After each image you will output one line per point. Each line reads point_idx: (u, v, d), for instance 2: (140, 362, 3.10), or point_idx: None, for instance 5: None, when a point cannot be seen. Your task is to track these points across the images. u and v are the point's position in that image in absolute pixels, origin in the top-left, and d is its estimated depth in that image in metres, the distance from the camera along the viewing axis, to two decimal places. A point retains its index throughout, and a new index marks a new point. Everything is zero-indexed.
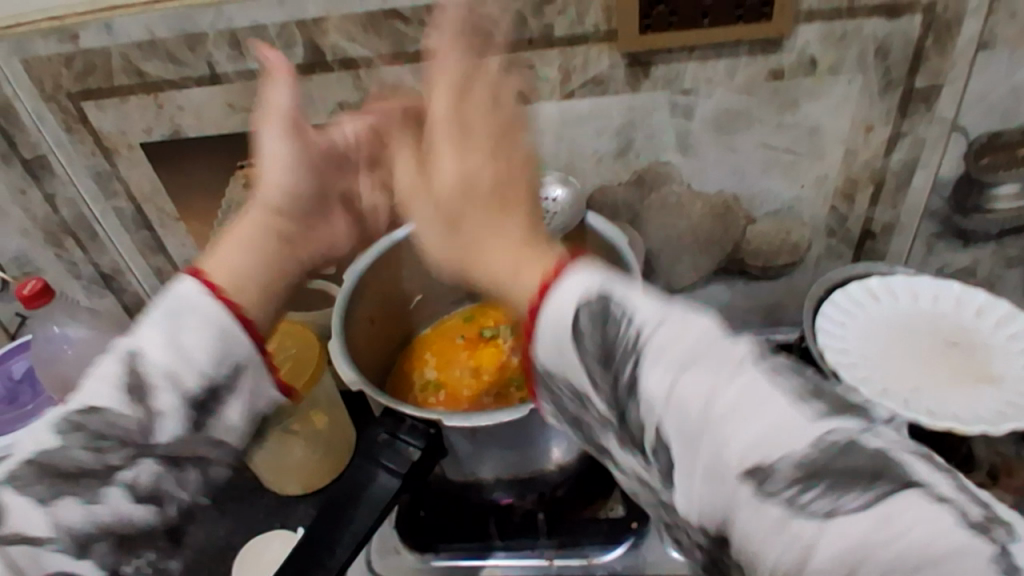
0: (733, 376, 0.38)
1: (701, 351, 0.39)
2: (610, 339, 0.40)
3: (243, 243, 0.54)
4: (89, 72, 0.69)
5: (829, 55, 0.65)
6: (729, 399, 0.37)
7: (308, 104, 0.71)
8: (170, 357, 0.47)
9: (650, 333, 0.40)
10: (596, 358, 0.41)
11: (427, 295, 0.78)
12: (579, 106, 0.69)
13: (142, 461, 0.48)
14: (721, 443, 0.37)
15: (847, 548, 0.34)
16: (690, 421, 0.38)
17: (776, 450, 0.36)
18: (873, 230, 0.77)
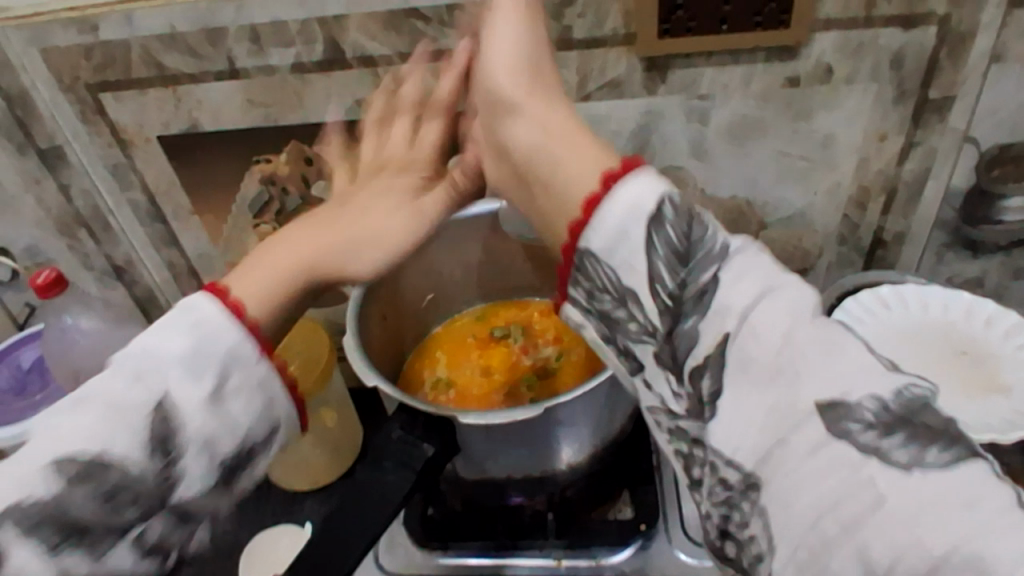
0: (811, 319, 0.38)
1: (775, 289, 0.39)
2: (687, 243, 0.41)
3: (273, 270, 0.55)
4: (108, 64, 0.70)
5: (845, 64, 0.66)
6: (807, 339, 0.37)
7: (327, 101, 0.72)
8: (205, 413, 0.46)
9: (730, 253, 0.41)
10: (668, 256, 0.41)
11: (439, 294, 0.79)
12: (595, 108, 0.70)
13: (152, 521, 0.46)
14: (796, 380, 0.36)
15: (920, 500, 0.32)
16: (756, 363, 0.37)
17: (855, 391, 0.35)
18: (883, 239, 0.78)
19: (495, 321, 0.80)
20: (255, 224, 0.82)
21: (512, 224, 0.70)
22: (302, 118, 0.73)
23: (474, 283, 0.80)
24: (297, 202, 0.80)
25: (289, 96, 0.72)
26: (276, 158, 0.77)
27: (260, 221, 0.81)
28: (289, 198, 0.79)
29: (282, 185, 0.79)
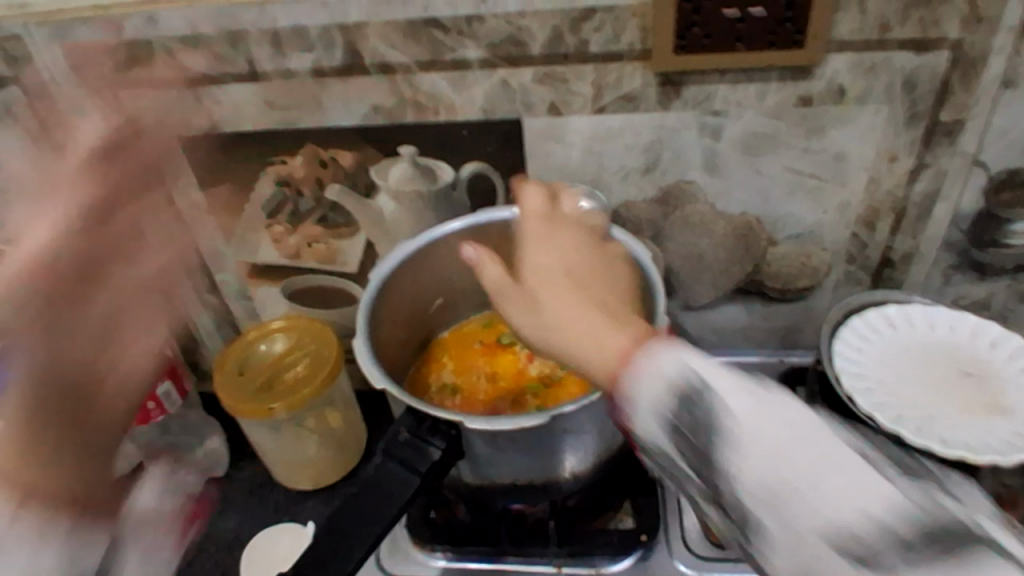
0: (811, 436, 0.40)
1: (783, 412, 0.40)
2: (696, 411, 0.41)
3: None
4: (130, 63, 0.71)
5: (858, 84, 0.66)
6: (814, 464, 0.39)
7: (344, 105, 0.72)
8: None
9: (731, 404, 0.40)
10: (685, 428, 0.41)
11: (448, 299, 0.79)
12: (610, 120, 0.71)
13: None
14: (804, 512, 0.39)
15: None
16: (768, 506, 0.39)
17: (856, 512, 0.38)
18: (892, 259, 0.78)
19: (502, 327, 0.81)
20: (268, 224, 0.82)
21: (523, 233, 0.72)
22: (320, 122, 0.74)
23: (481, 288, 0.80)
24: (311, 204, 0.80)
25: (307, 99, 0.72)
26: (293, 160, 0.77)
27: (273, 222, 0.82)
28: (302, 200, 0.80)
29: (297, 187, 0.79)
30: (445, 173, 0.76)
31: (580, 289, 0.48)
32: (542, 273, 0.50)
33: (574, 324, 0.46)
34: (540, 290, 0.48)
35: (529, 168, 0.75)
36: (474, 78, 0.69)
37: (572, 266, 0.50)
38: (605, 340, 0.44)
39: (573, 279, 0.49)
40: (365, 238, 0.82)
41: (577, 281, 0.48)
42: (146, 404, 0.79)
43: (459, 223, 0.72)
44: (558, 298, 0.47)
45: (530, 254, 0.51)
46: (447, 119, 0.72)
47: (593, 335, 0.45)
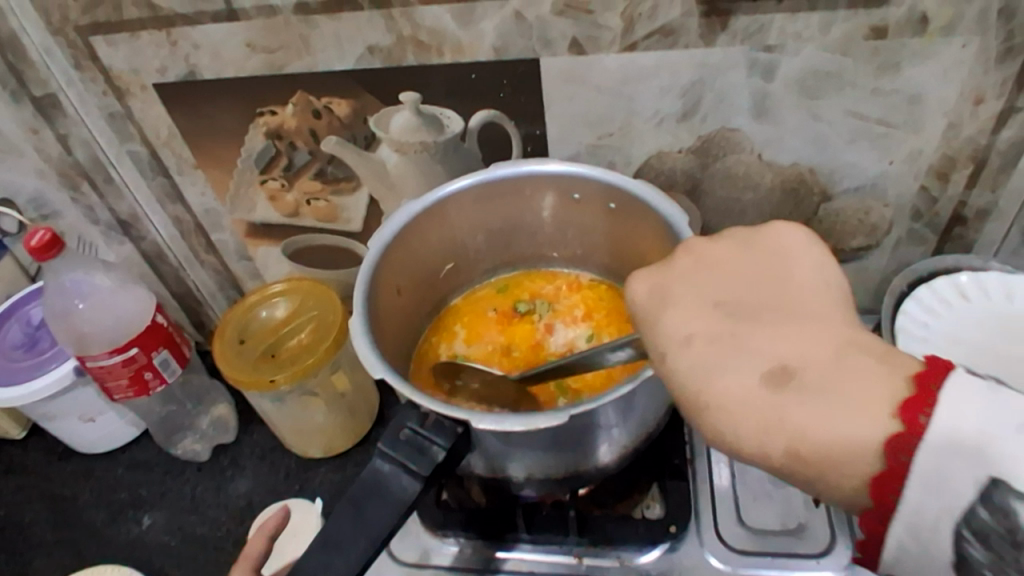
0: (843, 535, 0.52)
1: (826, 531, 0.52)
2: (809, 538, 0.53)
3: None
4: (97, 3, 0.62)
5: (946, 11, 0.55)
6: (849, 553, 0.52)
7: (336, 45, 0.63)
8: None
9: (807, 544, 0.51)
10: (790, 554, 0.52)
11: (460, 263, 0.72)
12: (642, 59, 0.60)
13: None
14: None
15: None
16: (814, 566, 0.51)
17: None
18: (964, 216, 0.68)
19: (522, 294, 0.74)
20: (261, 180, 0.75)
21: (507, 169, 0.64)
22: (310, 65, 0.65)
23: (495, 249, 0.73)
24: (307, 157, 0.72)
25: (295, 39, 0.63)
26: (283, 109, 0.69)
27: (267, 177, 0.74)
28: (297, 153, 0.72)
29: (289, 139, 0.71)
30: (453, 123, 0.67)
31: (729, 334, 0.38)
32: (680, 321, 0.40)
33: (740, 395, 0.36)
34: (787, 323, 0.38)
35: (548, 117, 0.66)
36: (483, 12, 0.59)
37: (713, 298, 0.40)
38: (851, 373, 0.35)
39: (668, 300, 0.41)
40: (368, 194, 0.74)
41: (737, 337, 0.38)
42: (144, 375, 0.74)
43: (469, 180, 0.64)
44: (814, 343, 0.37)
45: (638, 282, 0.43)
46: (453, 61, 0.63)
47: (845, 386, 0.34)
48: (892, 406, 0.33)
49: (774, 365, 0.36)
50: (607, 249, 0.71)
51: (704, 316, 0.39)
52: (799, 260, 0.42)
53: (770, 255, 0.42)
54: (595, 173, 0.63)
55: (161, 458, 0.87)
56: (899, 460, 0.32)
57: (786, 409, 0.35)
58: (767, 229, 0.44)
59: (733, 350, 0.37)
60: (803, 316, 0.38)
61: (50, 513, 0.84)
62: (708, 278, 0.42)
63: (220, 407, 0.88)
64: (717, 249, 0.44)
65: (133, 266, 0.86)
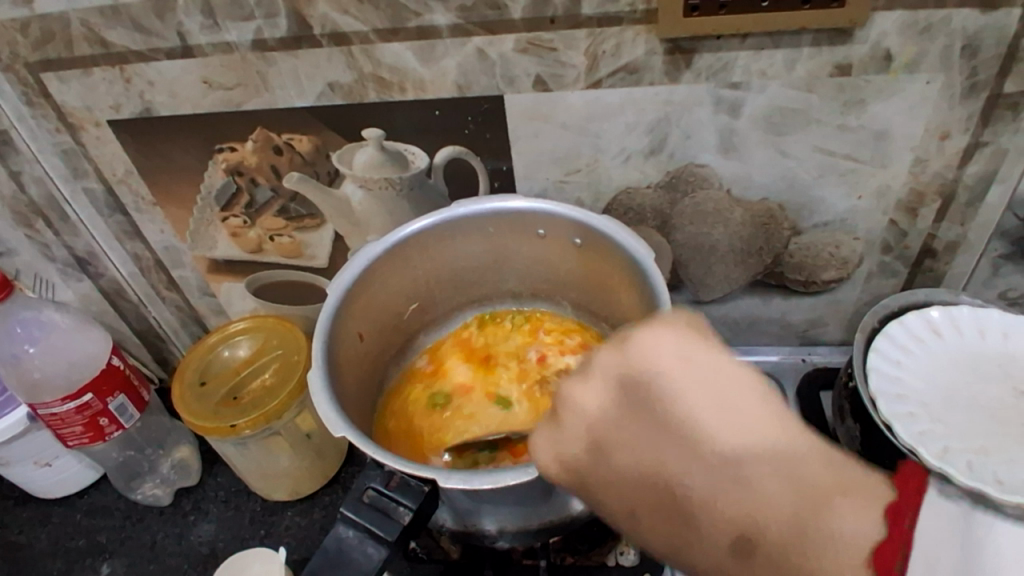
0: None
1: None
2: None
3: None
4: (48, 39, 0.60)
5: (909, 49, 0.54)
6: None
7: (296, 81, 0.61)
8: None
9: None
10: None
11: (424, 303, 0.71)
12: (607, 97, 0.60)
13: None
14: None
15: None
16: None
17: None
18: (934, 248, 0.68)
19: (492, 363, 0.71)
20: (222, 217, 0.73)
21: (467, 206, 0.63)
22: (269, 102, 0.63)
23: (458, 289, 0.72)
24: (268, 194, 0.70)
25: (252, 76, 0.61)
26: (243, 146, 0.67)
27: (228, 215, 0.72)
28: (258, 190, 0.70)
29: (250, 175, 0.69)
30: (418, 159, 0.66)
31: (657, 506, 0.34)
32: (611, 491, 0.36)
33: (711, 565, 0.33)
34: (712, 467, 0.32)
35: (514, 153, 0.65)
36: (445, 49, 0.58)
37: (619, 460, 0.35)
38: (822, 529, 0.30)
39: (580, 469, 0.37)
40: (333, 231, 0.73)
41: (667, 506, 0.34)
42: (98, 421, 0.73)
43: (428, 220, 0.63)
44: (760, 493, 0.31)
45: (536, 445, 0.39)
46: (417, 98, 0.61)
47: (821, 546, 0.29)
48: (862, 556, 0.29)
49: (731, 532, 0.32)
50: (575, 284, 0.70)
51: (624, 487, 0.35)
52: (684, 358, 0.35)
53: (653, 371, 0.35)
54: (559, 209, 0.61)
55: (121, 503, 0.84)
56: None
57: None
58: (629, 339, 0.36)
59: (672, 521, 0.34)
60: (729, 453, 0.32)
61: (3, 563, 0.80)
62: (603, 429, 0.36)
63: (183, 449, 0.85)
64: (596, 390, 0.37)
65: (93, 303, 0.83)
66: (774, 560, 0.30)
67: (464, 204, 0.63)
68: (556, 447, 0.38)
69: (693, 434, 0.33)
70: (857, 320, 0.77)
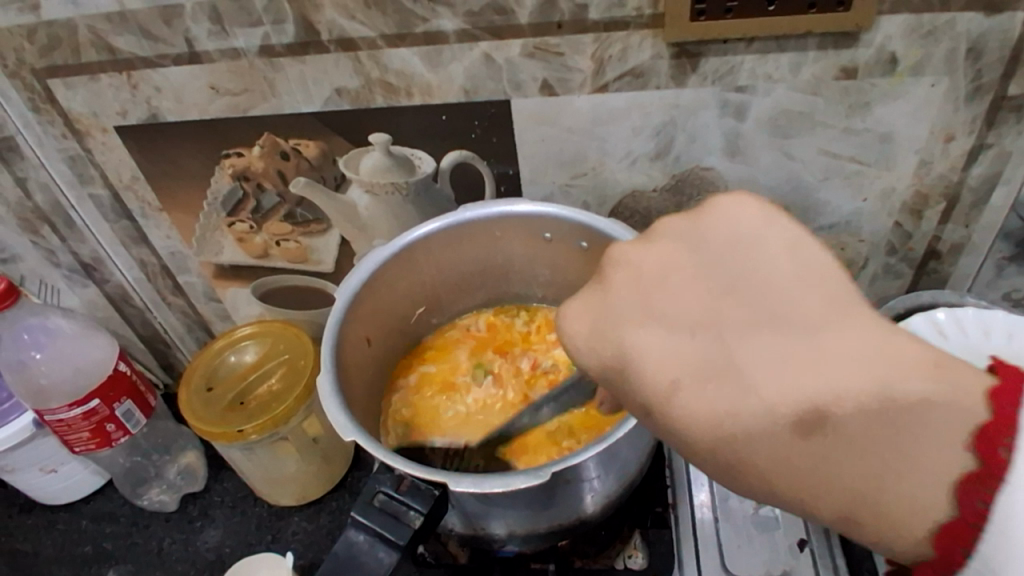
0: None
1: None
2: None
3: None
4: (54, 46, 0.60)
5: (913, 52, 0.55)
6: None
7: (303, 87, 0.61)
8: None
9: None
10: None
11: (430, 304, 0.71)
12: (613, 100, 0.60)
13: None
14: None
15: None
16: None
17: None
18: (939, 250, 0.68)
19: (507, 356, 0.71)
20: (229, 222, 0.73)
21: (475, 209, 0.63)
22: (275, 108, 0.63)
23: (465, 291, 0.72)
24: (275, 199, 0.71)
25: (259, 82, 0.61)
26: (249, 151, 0.67)
27: (234, 220, 0.73)
28: (265, 195, 0.70)
29: (256, 181, 0.70)
30: (425, 164, 0.66)
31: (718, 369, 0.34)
32: (663, 356, 0.36)
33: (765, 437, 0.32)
34: (794, 329, 0.33)
35: (520, 157, 0.65)
36: (452, 55, 0.58)
37: (682, 325, 0.36)
38: (900, 395, 0.31)
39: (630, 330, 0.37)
40: (339, 235, 0.73)
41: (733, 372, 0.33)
42: (105, 427, 0.73)
43: (435, 223, 0.63)
44: (846, 356, 0.32)
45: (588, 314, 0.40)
46: (423, 103, 0.62)
47: (902, 416, 0.31)
48: (961, 438, 0.31)
49: (803, 406, 0.32)
50: (580, 287, 0.70)
51: (682, 351, 0.35)
52: (766, 238, 0.37)
53: (735, 242, 0.37)
54: (565, 213, 0.62)
55: (127, 509, 0.83)
56: (974, 506, 0.30)
57: (833, 450, 0.31)
58: (710, 213, 0.39)
59: (734, 384, 0.33)
60: (812, 319, 0.33)
61: (9, 571, 0.80)
62: (673, 289, 0.37)
63: (189, 455, 0.85)
64: (666, 263, 0.38)
65: (98, 309, 0.83)
66: (858, 426, 0.31)
67: (469, 210, 0.63)
68: (612, 309, 0.39)
69: (775, 301, 0.34)
70: None
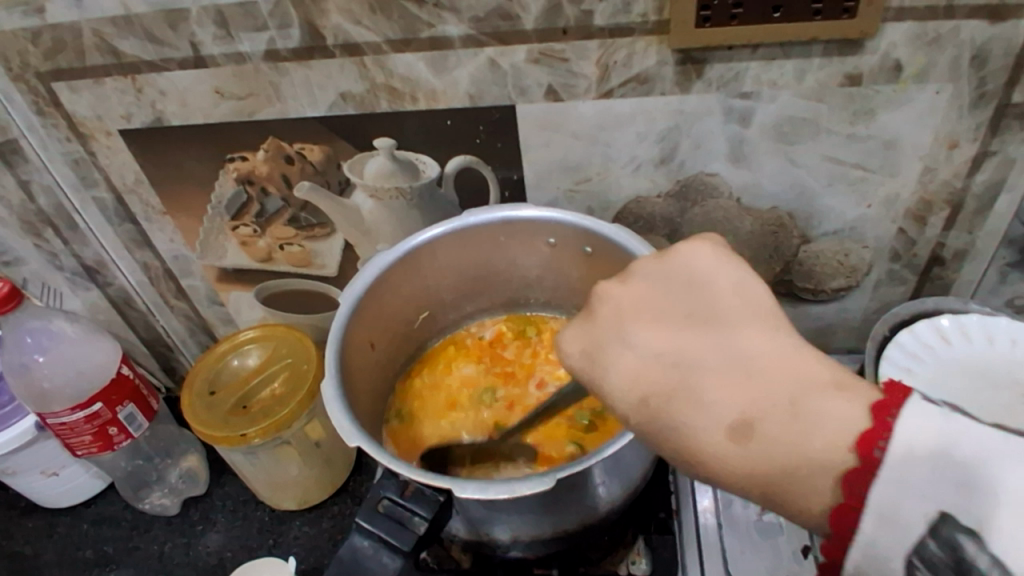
0: None
1: None
2: None
3: None
4: (59, 49, 0.60)
5: (918, 59, 0.55)
6: None
7: (308, 91, 0.61)
8: None
9: None
10: None
11: (434, 312, 0.71)
12: (618, 106, 0.60)
13: None
14: None
15: None
16: None
17: None
18: (943, 256, 0.68)
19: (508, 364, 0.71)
20: (232, 226, 0.73)
21: (480, 215, 0.63)
22: (281, 112, 0.63)
23: (467, 299, 0.72)
24: (279, 203, 0.71)
25: (264, 86, 0.61)
26: (254, 155, 0.68)
27: (238, 224, 0.73)
28: (269, 199, 0.71)
29: (261, 185, 0.70)
30: (429, 169, 0.66)
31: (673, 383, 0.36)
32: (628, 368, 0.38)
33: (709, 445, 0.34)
34: (737, 350, 0.36)
35: (525, 162, 0.65)
36: (458, 60, 0.58)
37: (651, 346, 0.38)
38: (813, 409, 0.33)
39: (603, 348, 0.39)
40: (343, 239, 0.73)
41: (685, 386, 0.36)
42: (108, 431, 0.73)
43: (440, 229, 0.63)
44: (773, 376, 0.34)
45: (567, 334, 0.42)
46: (428, 108, 0.62)
47: (811, 427, 0.32)
48: (846, 441, 0.31)
49: (738, 414, 0.34)
50: (583, 294, 0.70)
51: (643, 366, 0.37)
52: (724, 273, 0.40)
53: (696, 278, 0.40)
54: (569, 219, 0.62)
55: (128, 513, 0.83)
56: (855, 494, 0.31)
57: (759, 458, 0.33)
58: (678, 251, 0.42)
59: (685, 396, 0.36)
60: (748, 345, 0.36)
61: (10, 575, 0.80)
62: (643, 313, 0.40)
63: (191, 459, 0.85)
64: (634, 292, 0.41)
65: (100, 312, 0.83)
66: (784, 437, 0.33)
67: (474, 215, 0.63)
68: (588, 329, 0.41)
69: (725, 327, 0.37)
70: (865, 328, 0.77)
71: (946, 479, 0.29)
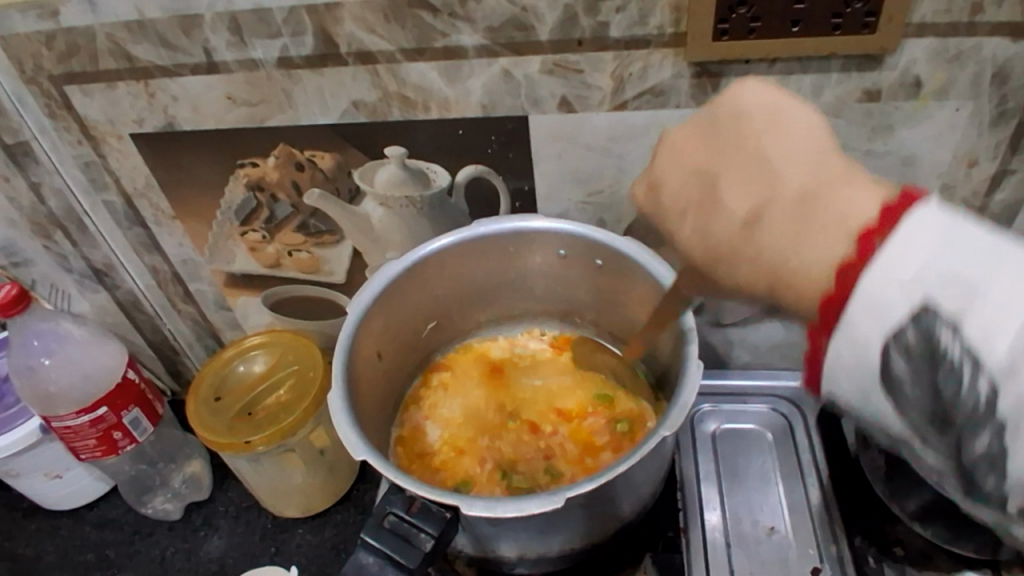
0: None
1: None
2: None
3: None
4: (73, 53, 0.60)
5: (938, 76, 0.54)
6: None
7: (321, 100, 0.61)
8: None
9: None
10: None
11: (442, 321, 0.70)
12: (633, 118, 0.59)
13: None
14: None
15: None
16: None
17: None
18: None
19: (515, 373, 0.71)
20: (242, 231, 0.73)
21: (491, 226, 0.62)
22: (292, 119, 0.63)
23: (477, 307, 0.72)
24: (288, 210, 0.70)
25: (276, 93, 0.61)
26: (264, 161, 0.67)
27: (247, 229, 0.72)
28: (278, 206, 0.70)
29: (271, 191, 0.69)
30: (440, 177, 0.66)
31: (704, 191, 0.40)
32: (669, 183, 0.42)
33: (726, 238, 0.38)
34: (767, 163, 0.38)
35: (536, 172, 0.65)
36: (471, 70, 0.58)
37: (692, 162, 0.41)
38: (816, 208, 0.35)
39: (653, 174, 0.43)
40: (351, 246, 0.73)
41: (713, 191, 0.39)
42: (112, 435, 0.72)
43: (448, 239, 0.62)
44: (793, 181, 0.36)
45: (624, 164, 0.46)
46: (440, 117, 0.61)
47: (811, 220, 0.35)
48: (852, 229, 0.34)
49: (755, 215, 0.37)
50: (591, 306, 0.70)
51: (682, 177, 0.41)
52: (772, 101, 0.39)
53: (743, 104, 0.40)
54: (579, 232, 0.61)
55: (131, 516, 0.83)
56: (844, 279, 0.33)
57: (763, 246, 0.37)
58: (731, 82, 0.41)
59: (712, 202, 0.39)
60: (775, 159, 0.38)
61: None
62: (687, 136, 0.42)
63: (195, 464, 0.85)
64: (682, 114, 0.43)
65: (107, 315, 0.83)
66: (789, 230, 0.36)
67: (483, 227, 0.62)
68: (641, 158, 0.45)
69: (762, 146, 0.38)
70: None
71: (937, 273, 0.31)
